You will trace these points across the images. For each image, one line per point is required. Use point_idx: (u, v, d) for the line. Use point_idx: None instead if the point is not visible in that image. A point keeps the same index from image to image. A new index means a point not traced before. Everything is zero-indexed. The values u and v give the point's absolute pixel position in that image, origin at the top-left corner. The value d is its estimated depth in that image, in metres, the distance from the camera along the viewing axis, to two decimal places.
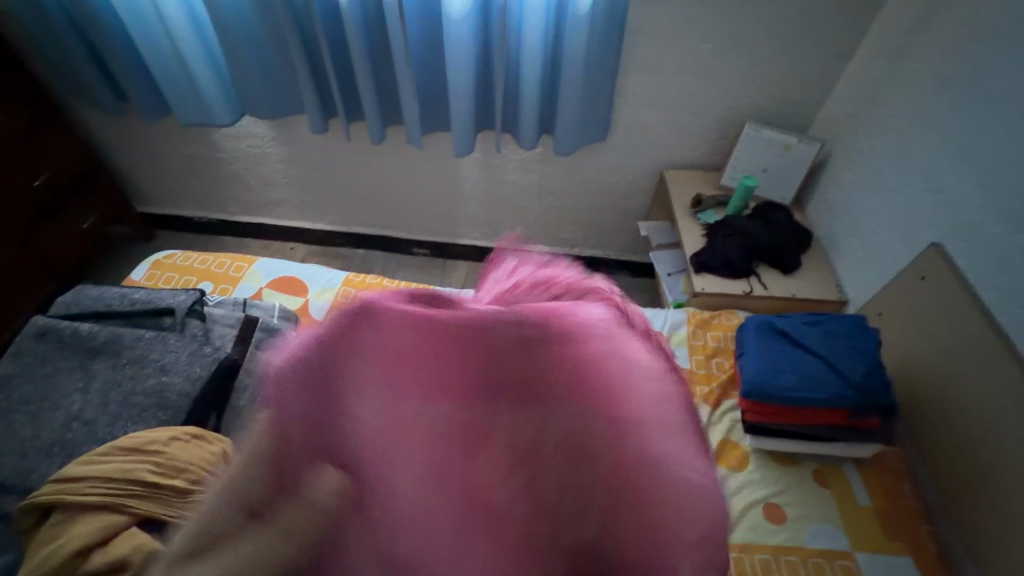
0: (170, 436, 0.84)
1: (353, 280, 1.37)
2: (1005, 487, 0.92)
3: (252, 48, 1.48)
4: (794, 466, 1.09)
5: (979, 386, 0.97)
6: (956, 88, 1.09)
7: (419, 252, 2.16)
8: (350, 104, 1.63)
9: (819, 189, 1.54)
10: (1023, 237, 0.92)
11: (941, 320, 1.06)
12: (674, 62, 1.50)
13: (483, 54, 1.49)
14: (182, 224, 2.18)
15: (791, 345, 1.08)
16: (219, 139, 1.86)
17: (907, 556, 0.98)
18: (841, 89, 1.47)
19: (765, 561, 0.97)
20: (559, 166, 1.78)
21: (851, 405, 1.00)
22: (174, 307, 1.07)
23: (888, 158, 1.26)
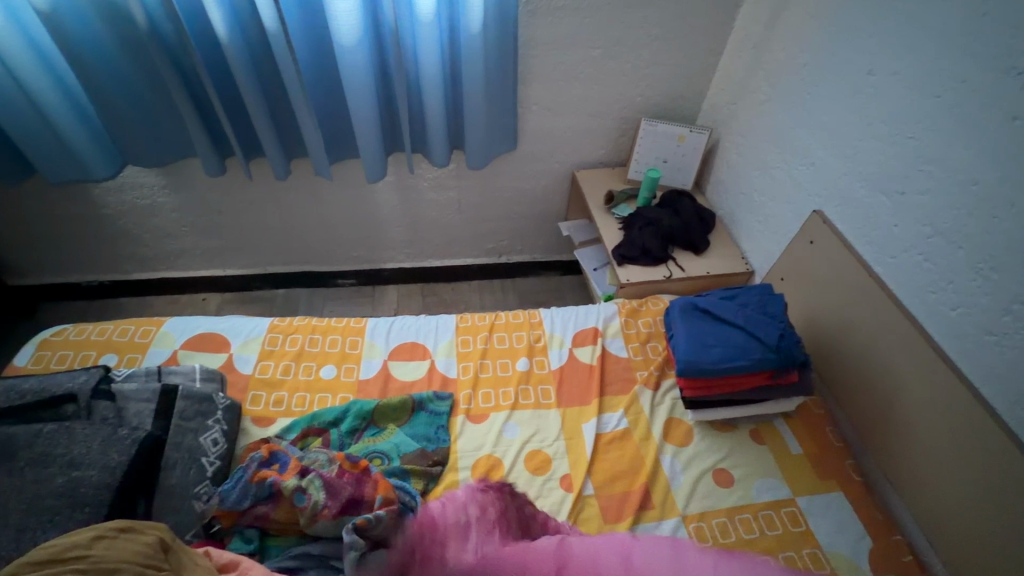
0: (92, 536, 0.74)
1: (280, 325, 1.31)
2: (929, 453, 1.01)
3: (126, 95, 1.38)
4: (732, 431, 1.17)
5: (868, 321, 1.12)
6: (811, 73, 1.25)
7: (345, 283, 2.09)
8: (246, 143, 1.56)
9: (714, 173, 1.68)
10: (882, 196, 1.08)
11: (832, 278, 1.21)
12: (568, 69, 1.57)
13: (381, 77, 1.47)
14: (69, 293, 1.95)
15: (712, 319, 1.13)
16: (98, 195, 1.68)
17: (839, 491, 1.09)
18: (719, 81, 1.61)
19: (723, 523, 1.04)
20: (474, 181, 1.81)
21: (774, 366, 1.06)
22: (76, 392, 0.92)
23: (768, 140, 1.41)
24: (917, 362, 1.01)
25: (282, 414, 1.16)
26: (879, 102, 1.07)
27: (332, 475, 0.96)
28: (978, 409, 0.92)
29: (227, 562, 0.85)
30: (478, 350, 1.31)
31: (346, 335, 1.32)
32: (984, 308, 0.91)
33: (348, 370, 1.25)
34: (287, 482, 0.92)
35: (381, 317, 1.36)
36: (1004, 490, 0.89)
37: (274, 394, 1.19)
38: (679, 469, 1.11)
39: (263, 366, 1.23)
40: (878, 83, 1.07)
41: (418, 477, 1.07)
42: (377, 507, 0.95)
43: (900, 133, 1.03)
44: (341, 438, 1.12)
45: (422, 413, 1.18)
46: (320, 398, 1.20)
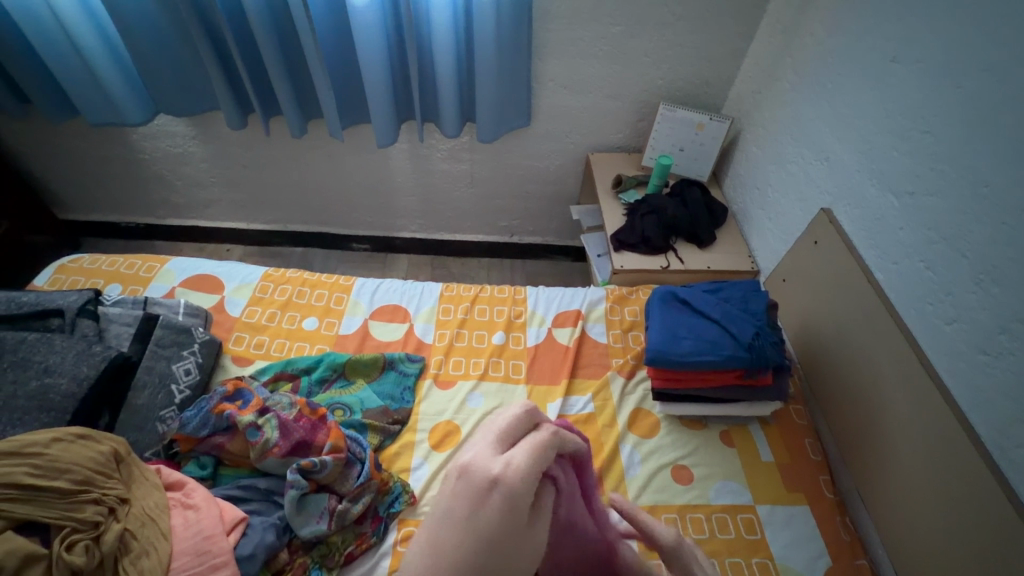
0: (51, 437, 0.81)
1: (273, 274, 1.37)
2: (908, 476, 0.94)
3: (158, 44, 1.46)
4: (702, 430, 1.13)
5: (863, 332, 1.04)
6: (835, 61, 1.16)
7: (358, 247, 2.15)
8: (267, 100, 1.62)
9: (733, 165, 1.60)
10: (891, 197, 1.00)
11: (832, 282, 1.12)
12: (587, 46, 1.53)
13: (396, 41, 1.49)
14: (109, 230, 2.10)
15: (690, 311, 1.08)
16: (136, 140, 1.80)
17: (806, 506, 1.03)
18: (748, 68, 1.52)
19: (672, 519, 1.00)
20: (487, 155, 1.80)
21: (745, 364, 1.00)
22: (63, 309, 1.01)
23: (788, 132, 1.32)
24: (908, 379, 0.94)
25: (261, 357, 1.21)
26: (900, 93, 0.98)
27: (288, 419, 1.00)
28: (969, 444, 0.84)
29: (174, 482, 0.90)
30: (458, 320, 1.32)
31: (333, 291, 1.35)
32: (981, 324, 0.82)
33: (328, 324, 1.29)
34: (244, 417, 0.97)
35: (369, 278, 1.39)
36: (978, 526, 0.82)
37: (256, 337, 1.24)
38: (637, 459, 1.08)
39: (250, 311, 1.28)
40: (900, 72, 0.98)
41: (374, 432, 1.09)
42: (325, 452, 0.98)
43: (918, 129, 0.94)
44: (310, 386, 1.16)
45: (391, 373, 1.21)
46: (298, 346, 1.24)
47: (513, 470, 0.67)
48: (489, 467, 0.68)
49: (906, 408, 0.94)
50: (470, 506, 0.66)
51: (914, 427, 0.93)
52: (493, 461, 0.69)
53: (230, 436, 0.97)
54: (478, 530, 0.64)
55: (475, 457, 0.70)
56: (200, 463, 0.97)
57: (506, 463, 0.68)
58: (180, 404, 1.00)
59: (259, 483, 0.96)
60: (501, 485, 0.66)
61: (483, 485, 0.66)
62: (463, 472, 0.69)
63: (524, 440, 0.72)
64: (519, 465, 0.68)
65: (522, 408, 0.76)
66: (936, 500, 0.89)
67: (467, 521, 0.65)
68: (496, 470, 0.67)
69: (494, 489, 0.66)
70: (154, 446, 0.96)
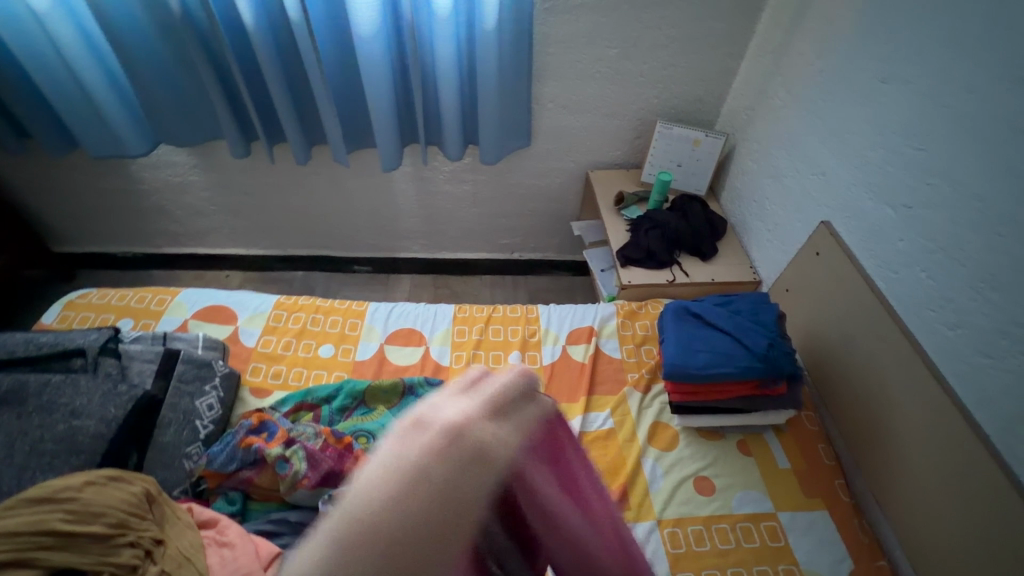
0: (83, 480, 0.80)
1: (285, 302, 1.37)
2: (919, 478, 0.98)
3: (161, 75, 1.46)
4: (720, 440, 1.15)
5: (869, 340, 1.08)
6: (825, 80, 1.22)
7: (361, 269, 2.15)
8: (269, 127, 1.63)
9: (729, 180, 1.65)
10: (888, 210, 1.04)
11: (834, 291, 1.17)
12: (584, 68, 1.57)
13: (399, 67, 1.51)
14: (108, 262, 2.08)
15: (702, 325, 1.12)
16: (136, 170, 1.79)
17: (824, 511, 1.06)
18: (739, 86, 1.58)
19: (698, 531, 1.02)
20: (488, 176, 1.83)
21: (761, 375, 1.03)
22: (85, 348, 1.00)
23: (782, 147, 1.38)
24: (912, 383, 0.98)
25: (279, 387, 1.21)
26: (889, 112, 1.04)
27: (314, 448, 1.01)
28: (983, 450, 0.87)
29: (206, 519, 0.90)
30: (473, 341, 1.33)
31: (347, 317, 1.36)
32: (982, 329, 0.86)
33: (345, 351, 1.29)
34: (271, 450, 0.97)
35: (382, 303, 1.40)
36: (992, 524, 0.85)
37: (273, 367, 1.24)
38: (660, 473, 1.10)
39: (266, 341, 1.28)
40: (890, 91, 1.04)
41: None
42: None
43: (909, 145, 0.99)
44: (331, 415, 1.17)
45: (411, 397, 1.21)
46: (315, 374, 1.25)
47: (500, 444, 0.41)
48: (481, 436, 0.40)
49: (912, 412, 0.99)
50: (447, 474, 0.37)
51: (922, 430, 0.97)
52: (485, 430, 0.41)
53: (258, 470, 0.97)
54: (449, 503, 0.37)
55: (461, 419, 0.39)
56: (229, 499, 0.96)
57: (503, 439, 0.41)
58: (205, 439, 1.00)
59: (289, 516, 0.96)
60: (467, 463, 0.38)
61: (469, 457, 0.38)
62: (453, 435, 0.38)
63: (520, 416, 0.44)
64: (512, 447, 0.42)
65: (525, 371, 0.47)
66: (953, 501, 0.92)
67: (427, 491, 0.36)
68: (490, 441, 0.40)
69: (479, 464, 0.39)
70: (181, 484, 0.95)
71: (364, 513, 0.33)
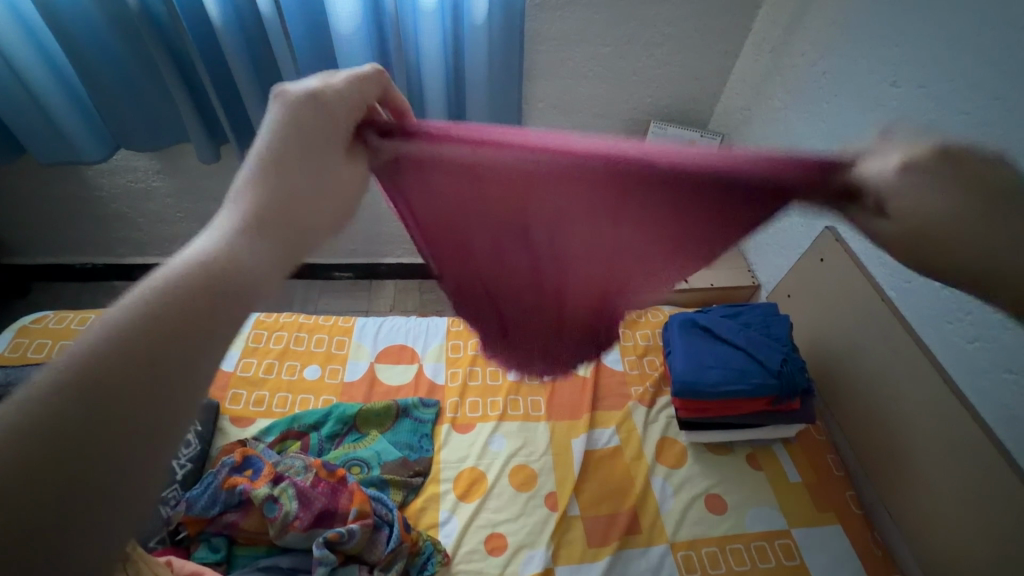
0: None
1: (265, 320, 1.28)
2: (936, 491, 0.97)
3: (118, 75, 1.34)
4: (728, 455, 1.12)
5: (876, 349, 1.07)
6: (829, 81, 1.19)
7: (341, 276, 2.02)
8: (240, 129, 1.51)
9: None
10: None
11: (840, 299, 1.15)
12: (576, 67, 1.51)
13: (381, 64, 1.42)
14: (61, 273, 1.92)
15: (712, 339, 1.08)
16: (92, 177, 1.65)
17: (837, 525, 1.04)
18: (734, 85, 1.55)
19: (713, 553, 0.99)
20: None
21: (775, 393, 1.01)
22: None
23: (782, 149, 1.35)
24: (926, 395, 0.97)
25: (262, 415, 1.12)
26: (901, 117, 1.01)
27: (306, 485, 0.94)
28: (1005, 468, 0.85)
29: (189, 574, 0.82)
30: (469, 357, 1.26)
31: (333, 334, 1.27)
32: (1004, 344, 0.84)
33: (332, 372, 1.21)
34: (258, 491, 0.89)
35: (370, 317, 1.32)
36: (1012, 540, 0.84)
37: (255, 394, 1.15)
38: (669, 492, 1.06)
39: (245, 364, 1.19)
40: (901, 95, 1.01)
41: (397, 488, 1.03)
42: (351, 520, 0.91)
43: None
44: (320, 443, 1.09)
45: (406, 420, 1.14)
46: (301, 399, 1.16)
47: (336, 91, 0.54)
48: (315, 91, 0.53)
49: (928, 425, 0.97)
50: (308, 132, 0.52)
51: (939, 443, 0.95)
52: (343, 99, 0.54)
53: (244, 513, 0.89)
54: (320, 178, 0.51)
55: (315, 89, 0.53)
56: (213, 547, 0.88)
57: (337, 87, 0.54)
58: (183, 481, 0.93)
59: (281, 562, 0.88)
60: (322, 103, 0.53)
61: (303, 113, 0.51)
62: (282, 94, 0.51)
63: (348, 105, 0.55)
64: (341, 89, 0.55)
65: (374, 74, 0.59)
66: (968, 518, 0.91)
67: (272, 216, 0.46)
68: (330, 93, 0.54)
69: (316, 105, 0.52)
70: (158, 533, 0.88)
71: (195, 264, 0.38)
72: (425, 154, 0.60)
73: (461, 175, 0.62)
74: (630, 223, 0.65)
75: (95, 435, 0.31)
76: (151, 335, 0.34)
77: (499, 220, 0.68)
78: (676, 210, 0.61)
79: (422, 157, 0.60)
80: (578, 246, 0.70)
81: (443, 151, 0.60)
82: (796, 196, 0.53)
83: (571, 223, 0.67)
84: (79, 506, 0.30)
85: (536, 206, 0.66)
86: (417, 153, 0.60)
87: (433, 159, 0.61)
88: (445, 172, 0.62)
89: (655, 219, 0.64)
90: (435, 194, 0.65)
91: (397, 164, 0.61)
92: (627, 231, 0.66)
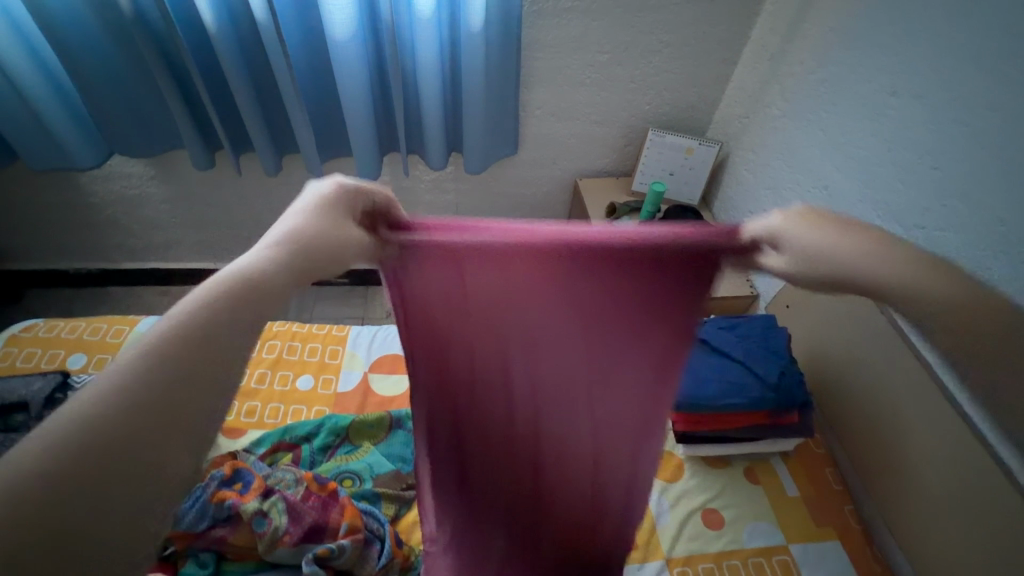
0: None
1: (258, 330, 1.26)
2: (936, 507, 0.95)
3: (112, 82, 1.33)
4: (725, 468, 1.11)
5: (875, 362, 1.05)
6: (827, 91, 1.18)
7: (337, 282, 2.01)
8: (235, 136, 1.51)
9: (723, 189, 1.61)
10: (899, 229, 1.01)
11: (838, 310, 1.14)
12: (573, 74, 1.50)
13: (377, 71, 1.41)
14: (55, 278, 1.90)
15: (709, 350, 1.07)
16: (87, 182, 1.64)
17: (836, 541, 1.03)
18: (732, 93, 1.54)
19: (709, 569, 0.98)
20: (472, 184, 1.74)
21: (772, 406, 1.00)
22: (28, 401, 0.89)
23: (780, 158, 1.34)
24: (926, 409, 0.95)
25: (254, 426, 1.11)
26: (899, 128, 1.00)
27: (296, 499, 0.92)
28: (1006, 485, 0.83)
29: None
30: None
31: (327, 344, 1.26)
32: None
33: (325, 382, 1.20)
34: (247, 505, 0.88)
35: (365, 327, 1.30)
36: (1014, 559, 0.82)
37: (246, 404, 1.14)
38: (666, 506, 1.05)
39: None
40: (900, 106, 1.00)
41: (389, 502, 1.02)
42: (342, 535, 0.90)
43: (924, 164, 0.95)
44: (312, 455, 1.07)
45: (399, 432, 1.13)
46: (293, 410, 1.15)
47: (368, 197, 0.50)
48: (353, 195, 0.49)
49: (928, 440, 0.95)
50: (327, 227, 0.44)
51: (938, 459, 0.94)
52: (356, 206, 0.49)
53: (233, 527, 0.88)
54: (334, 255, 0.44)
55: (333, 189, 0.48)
56: (200, 562, 0.87)
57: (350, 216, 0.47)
58: None
59: None
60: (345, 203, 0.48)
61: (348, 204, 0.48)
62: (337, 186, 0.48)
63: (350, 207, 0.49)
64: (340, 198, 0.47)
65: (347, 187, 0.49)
66: (969, 535, 0.89)
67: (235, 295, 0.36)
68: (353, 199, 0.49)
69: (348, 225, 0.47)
70: None
71: (233, 282, 0.36)
72: (424, 266, 0.56)
73: (449, 267, 0.56)
74: (606, 330, 0.60)
75: (108, 482, 0.29)
76: (165, 372, 0.32)
77: (479, 333, 0.61)
78: (647, 325, 0.59)
79: (421, 247, 0.54)
80: (555, 362, 0.63)
81: (439, 265, 0.56)
82: (728, 260, 0.53)
83: (547, 329, 0.61)
84: (93, 525, 0.28)
85: (519, 316, 0.60)
86: (426, 245, 0.54)
87: (427, 249, 0.55)
88: (428, 277, 0.57)
89: (621, 328, 0.60)
90: (438, 294, 0.57)
91: (403, 261, 0.55)
92: (606, 346, 0.61)
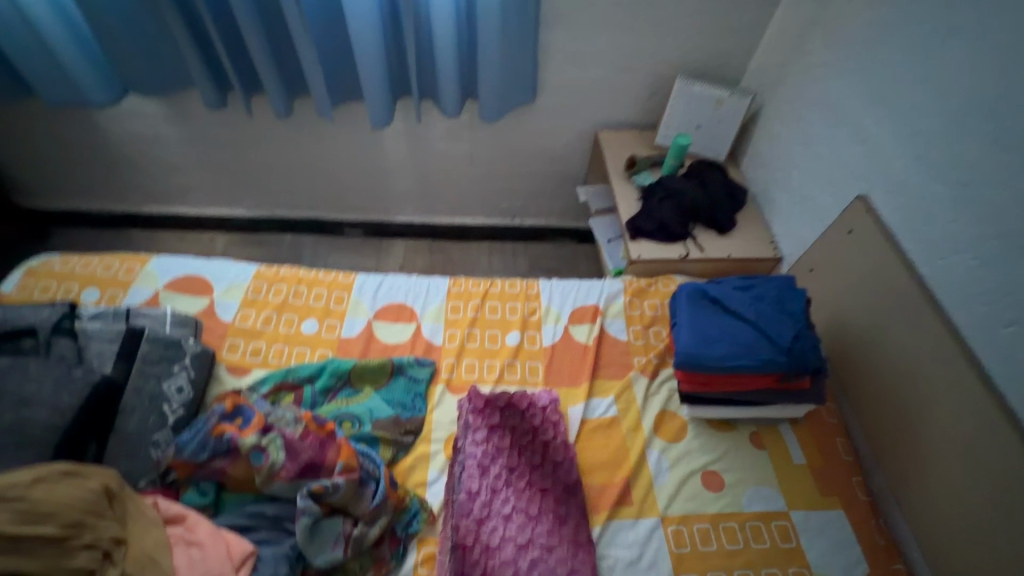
0: (33, 477, 0.72)
1: (266, 273, 1.26)
2: (950, 482, 0.91)
3: (121, 15, 1.31)
4: (731, 431, 1.08)
5: (900, 330, 0.99)
6: (875, 32, 1.07)
7: (352, 232, 1.99)
8: (246, 76, 1.47)
9: (752, 144, 1.51)
10: (941, 187, 0.93)
11: (866, 274, 1.07)
12: (597, 14, 1.40)
13: (388, 8, 1.35)
14: (78, 219, 1.94)
15: (720, 310, 1.02)
16: (104, 121, 1.65)
17: (840, 510, 1.00)
18: (770, 40, 1.42)
19: (705, 530, 0.96)
20: (487, 133, 1.67)
21: (783, 369, 0.95)
22: (36, 327, 0.93)
23: (817, 110, 1.24)
24: (948, 381, 0.90)
25: (258, 365, 1.12)
26: (953, 74, 0.90)
27: (294, 437, 0.93)
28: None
29: (174, 515, 0.83)
30: (468, 318, 1.23)
31: (332, 290, 1.26)
32: None
33: (330, 327, 1.20)
34: (246, 439, 0.89)
35: (371, 275, 1.29)
36: None
37: (252, 344, 1.15)
38: (665, 466, 1.03)
39: (244, 315, 1.19)
40: (956, 48, 0.90)
41: (386, 446, 1.03)
42: (337, 473, 0.91)
43: (976, 113, 0.86)
44: (314, 397, 1.09)
45: (400, 378, 1.12)
46: (297, 352, 1.16)
47: None
48: None
49: (950, 413, 0.90)
50: None
51: (958, 434, 0.89)
52: None
53: (232, 460, 0.90)
54: None
55: None
56: (201, 490, 0.89)
57: None
58: (174, 426, 0.93)
59: (266, 510, 0.89)
60: None
61: None
62: None
63: None
64: None
65: None
66: (981, 513, 0.86)
67: None
68: None
69: None
70: (149, 474, 0.88)
71: None
72: None
73: None
74: None
75: None
76: None
77: None
78: None
79: None
80: None
81: None
82: None
83: None
84: None
85: None
86: None
87: None
88: None
89: None
90: None
91: None
92: None
